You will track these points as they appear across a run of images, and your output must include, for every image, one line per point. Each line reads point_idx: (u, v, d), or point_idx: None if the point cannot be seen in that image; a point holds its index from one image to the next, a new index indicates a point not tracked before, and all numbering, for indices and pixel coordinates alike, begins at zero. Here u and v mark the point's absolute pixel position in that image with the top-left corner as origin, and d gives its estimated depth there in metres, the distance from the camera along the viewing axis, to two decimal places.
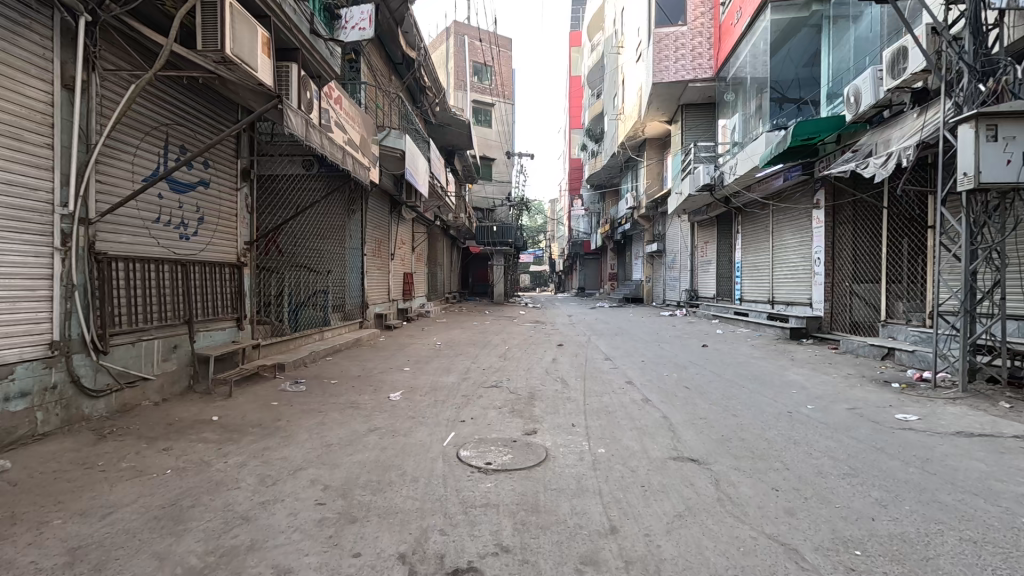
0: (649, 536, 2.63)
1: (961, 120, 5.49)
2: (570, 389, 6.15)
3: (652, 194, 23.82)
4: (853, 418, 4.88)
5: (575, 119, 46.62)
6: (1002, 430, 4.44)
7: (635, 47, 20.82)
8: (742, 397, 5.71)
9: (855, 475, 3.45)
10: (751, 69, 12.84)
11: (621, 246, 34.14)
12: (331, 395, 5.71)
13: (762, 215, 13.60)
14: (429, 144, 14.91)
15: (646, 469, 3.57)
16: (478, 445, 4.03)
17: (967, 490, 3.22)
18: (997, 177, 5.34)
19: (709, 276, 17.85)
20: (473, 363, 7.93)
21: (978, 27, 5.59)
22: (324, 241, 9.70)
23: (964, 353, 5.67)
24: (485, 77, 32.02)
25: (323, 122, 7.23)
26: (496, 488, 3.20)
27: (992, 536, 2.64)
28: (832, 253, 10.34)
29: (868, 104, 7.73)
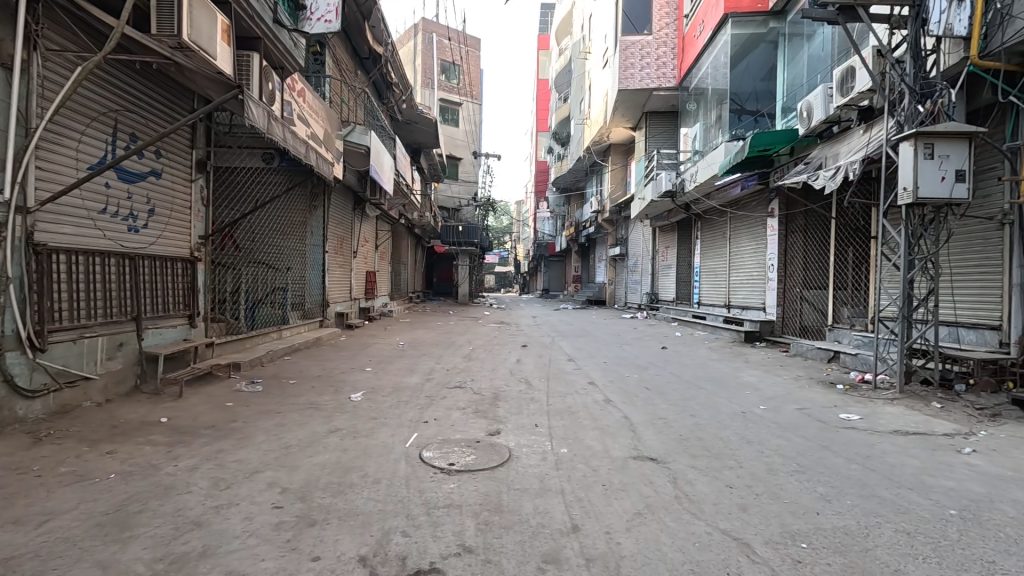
0: (610, 534, 2.68)
1: (902, 138, 5.87)
2: (534, 390, 6.21)
3: (616, 198, 24.33)
4: (802, 417, 5.13)
5: (543, 122, 47.04)
6: (934, 429, 4.77)
7: (602, 53, 21.19)
8: (699, 398, 5.91)
9: (803, 472, 3.64)
10: (713, 81, 13.28)
11: (585, 249, 34.64)
12: (290, 395, 5.56)
13: (720, 222, 14.10)
14: (395, 141, 14.71)
15: (607, 468, 3.64)
16: (441, 445, 4.02)
17: (902, 485, 3.44)
18: (934, 193, 5.72)
19: (669, 279, 18.34)
20: (437, 364, 7.88)
21: (918, 52, 5.99)
22: (285, 238, 9.44)
23: (901, 356, 6.07)
24: (453, 76, 31.83)
25: (286, 114, 7.03)
26: (460, 488, 3.20)
27: (924, 527, 2.83)
28: (784, 260, 10.83)
29: (819, 119, 8.15)
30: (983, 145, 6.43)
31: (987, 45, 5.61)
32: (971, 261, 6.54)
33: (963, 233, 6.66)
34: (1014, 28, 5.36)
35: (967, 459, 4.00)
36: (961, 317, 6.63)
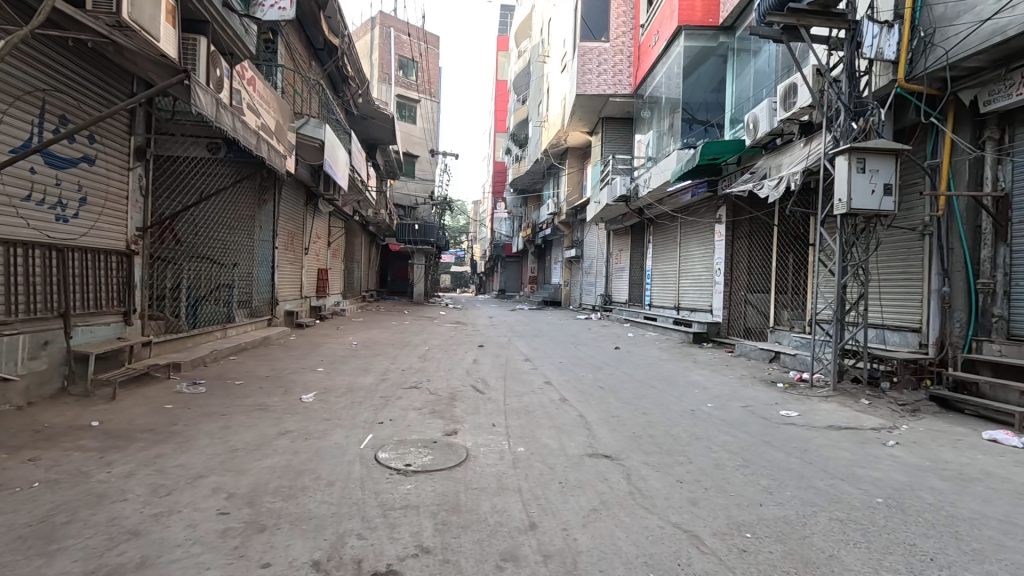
0: (567, 530, 2.73)
1: (838, 152, 6.26)
2: (490, 390, 6.21)
3: (573, 201, 24.73)
4: (747, 415, 5.39)
5: (501, 123, 47.20)
6: (863, 424, 5.13)
7: (560, 58, 21.52)
8: (651, 397, 6.09)
9: (748, 466, 3.82)
10: (666, 90, 13.71)
11: (541, 250, 34.98)
12: (236, 397, 5.31)
13: (671, 227, 14.60)
14: (350, 136, 14.32)
15: (563, 466, 3.70)
16: (397, 446, 3.95)
17: (835, 476, 3.68)
18: (864, 205, 6.14)
19: (623, 282, 18.79)
20: (393, 364, 7.75)
21: (852, 73, 6.42)
22: (231, 232, 9.01)
23: (835, 356, 6.48)
24: (411, 73, 31.40)
25: (234, 103, 6.71)
26: (417, 489, 3.16)
27: (855, 515, 3.04)
28: (730, 265, 11.34)
29: (764, 131, 8.57)
30: (907, 161, 6.97)
31: (912, 70, 6.13)
32: (896, 269, 7.09)
33: (890, 242, 7.19)
34: (935, 56, 5.91)
35: (891, 451, 4.33)
36: (887, 320, 7.17)
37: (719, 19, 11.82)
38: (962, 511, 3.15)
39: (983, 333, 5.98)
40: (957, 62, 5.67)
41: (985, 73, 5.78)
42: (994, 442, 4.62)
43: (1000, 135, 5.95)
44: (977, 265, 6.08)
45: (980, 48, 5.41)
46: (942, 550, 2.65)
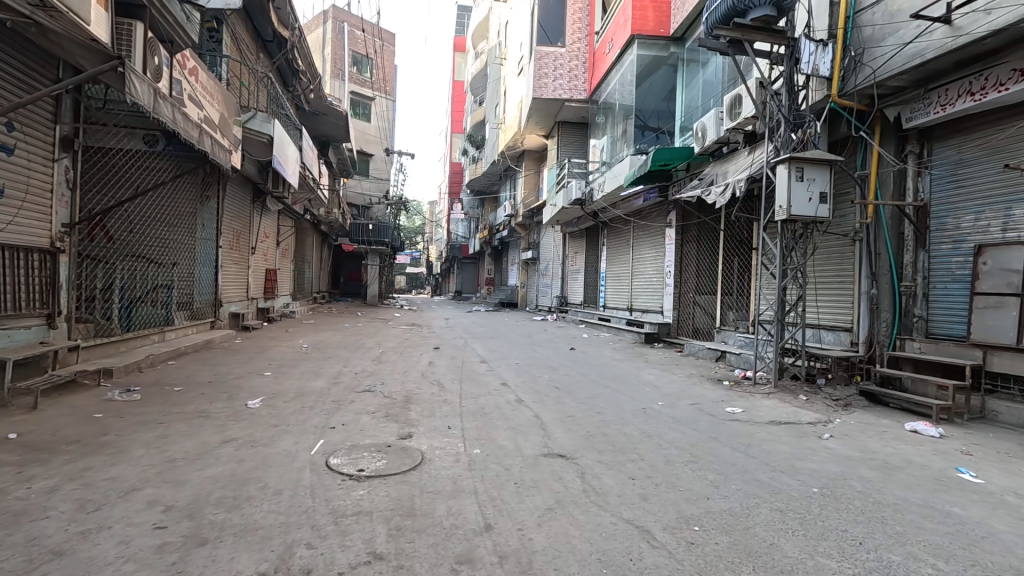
0: (522, 530, 2.74)
1: (779, 161, 6.61)
2: (446, 392, 6.16)
3: (529, 203, 24.92)
4: (695, 412, 5.60)
5: (457, 124, 46.90)
6: (801, 418, 5.43)
7: (517, 61, 21.65)
8: (605, 396, 6.21)
9: (696, 462, 3.96)
10: (620, 97, 14.04)
11: (498, 252, 35.03)
12: (174, 404, 5.02)
13: (624, 230, 14.97)
14: (301, 132, 13.85)
15: (519, 467, 3.70)
16: (350, 451, 3.85)
17: (776, 468, 3.88)
18: (802, 211, 6.50)
19: (578, 284, 19.09)
20: (345, 367, 7.54)
21: (791, 86, 6.79)
22: (169, 229, 8.50)
23: (776, 355, 6.82)
24: (365, 70, 30.77)
25: (175, 93, 6.37)
26: (370, 494, 3.09)
27: (794, 505, 3.21)
28: (680, 268, 11.75)
29: (711, 139, 8.94)
30: (840, 171, 7.44)
31: (844, 86, 6.56)
32: (831, 272, 7.55)
33: (825, 247, 7.66)
34: (863, 74, 6.34)
35: (826, 444, 4.60)
36: (823, 321, 7.62)
37: (670, 29, 12.32)
38: (889, 497, 3.39)
39: (906, 332, 6.45)
40: (882, 81, 6.12)
41: (906, 92, 6.26)
42: (915, 432, 5.01)
43: (920, 150, 6.46)
44: (901, 269, 6.57)
45: (902, 70, 5.86)
46: (869, 534, 2.84)
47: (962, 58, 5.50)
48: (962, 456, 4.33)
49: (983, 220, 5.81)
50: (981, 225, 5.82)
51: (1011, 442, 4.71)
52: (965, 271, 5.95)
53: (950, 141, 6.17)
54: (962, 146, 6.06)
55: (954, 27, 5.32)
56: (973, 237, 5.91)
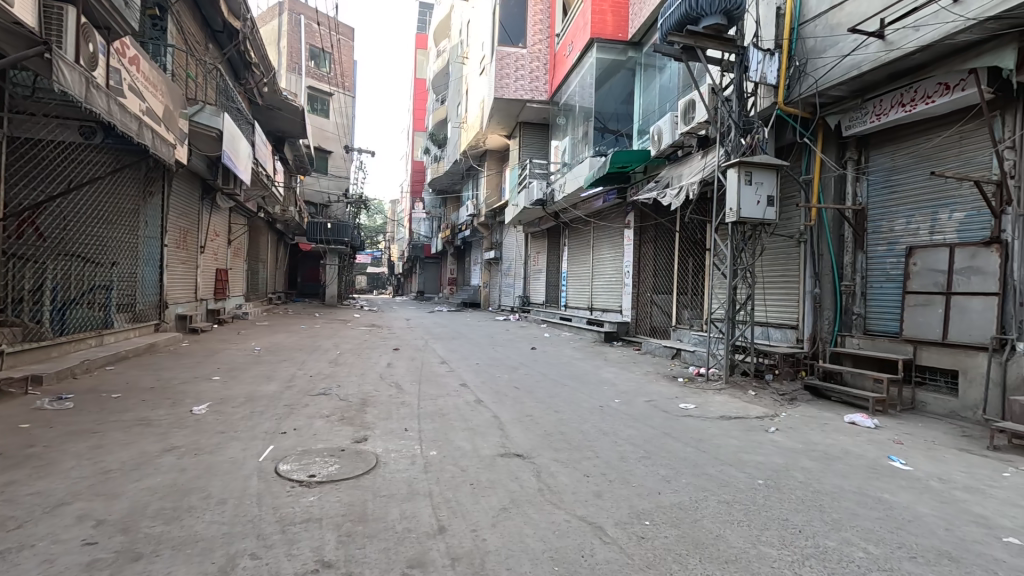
0: (476, 531, 2.74)
1: (729, 165, 6.85)
2: (404, 394, 6.08)
3: (491, 203, 24.93)
4: (650, 409, 5.74)
5: (419, 122, 46.32)
6: (749, 413, 5.66)
7: (479, 61, 21.60)
8: (564, 395, 6.29)
9: (649, 457, 4.06)
10: (580, 99, 14.21)
11: (460, 252, 34.85)
12: (112, 411, 4.74)
13: (584, 230, 15.19)
14: (254, 127, 13.34)
15: (476, 468, 3.69)
16: (301, 457, 3.74)
17: (724, 461, 4.02)
18: (750, 214, 6.76)
19: (540, 283, 19.24)
20: (300, 369, 7.34)
21: (741, 93, 7.05)
22: (108, 227, 8.02)
23: (727, 352, 7.07)
24: (324, 64, 30.00)
25: (112, 83, 6.02)
26: (320, 501, 3.01)
27: (740, 497, 3.33)
28: (638, 268, 12.01)
29: (667, 143, 9.17)
30: (786, 176, 7.78)
31: (789, 94, 6.87)
32: (778, 273, 7.89)
33: (773, 248, 7.99)
34: (806, 83, 6.66)
35: (772, 437, 4.80)
36: (770, 318, 7.96)
37: (628, 34, 12.57)
38: (827, 486, 3.57)
39: (846, 329, 6.82)
40: (825, 90, 6.43)
41: (845, 102, 6.61)
42: (853, 424, 5.30)
43: (858, 156, 6.83)
44: (841, 269, 6.93)
45: (841, 80, 6.19)
46: (808, 522, 2.98)
47: (894, 71, 5.85)
48: (894, 446, 4.60)
49: (914, 224, 6.19)
50: (912, 228, 6.20)
51: (938, 432, 5.05)
52: (899, 271, 6.32)
53: (885, 148, 6.54)
54: (894, 154, 6.44)
55: (887, 42, 5.65)
56: (905, 240, 6.29)
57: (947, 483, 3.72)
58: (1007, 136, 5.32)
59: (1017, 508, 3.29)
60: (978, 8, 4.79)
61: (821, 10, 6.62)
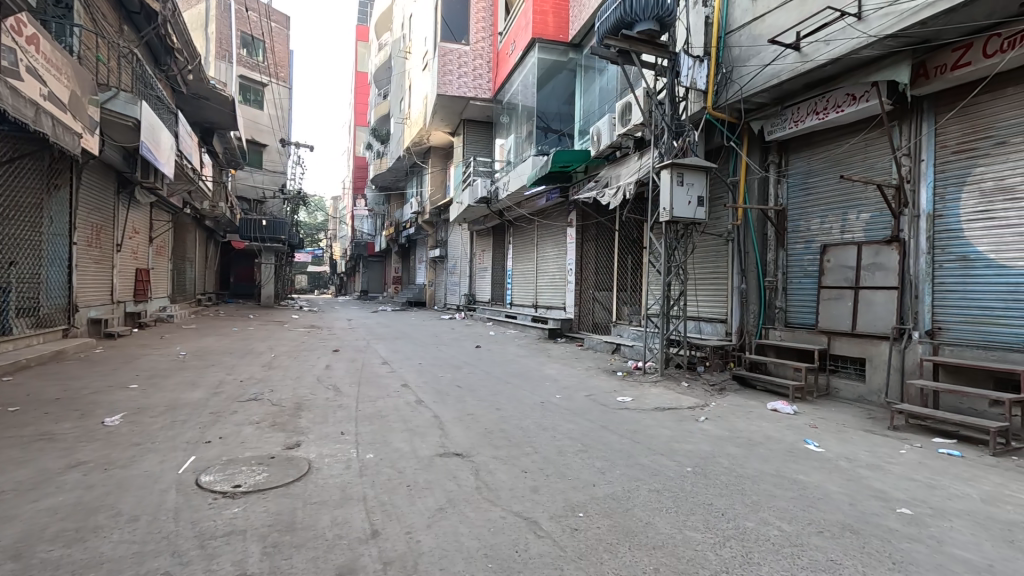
0: (410, 533, 2.70)
1: (663, 167, 7.12)
2: (342, 396, 5.90)
3: (436, 201, 24.66)
4: (589, 403, 5.88)
5: (361, 117, 45.05)
6: (682, 403, 5.92)
7: (421, 56, 21.26)
8: (506, 392, 6.33)
9: (586, 451, 4.16)
10: (523, 98, 14.33)
11: (405, 250, 34.25)
12: (8, 427, 4.29)
13: (528, 229, 15.33)
14: (177, 117, 12.49)
15: (413, 469, 3.64)
16: (225, 467, 3.55)
17: (656, 451, 4.19)
18: (682, 213, 7.06)
19: (485, 282, 19.26)
20: (229, 374, 6.97)
21: (673, 97, 7.33)
22: (3, 222, 7.26)
23: (662, 346, 7.37)
24: (257, 53, 28.54)
25: (5, 65, 5.46)
26: (245, 511, 2.86)
27: (670, 485, 3.47)
28: (580, 266, 12.27)
29: (606, 144, 9.41)
30: (715, 178, 8.17)
31: (718, 100, 7.22)
32: (708, 269, 8.30)
33: (704, 246, 8.40)
34: (732, 90, 7.04)
35: (702, 426, 5.05)
36: (702, 313, 8.36)
37: (568, 36, 12.81)
38: (748, 470, 3.79)
39: (769, 322, 7.29)
40: (749, 96, 6.81)
41: (767, 108, 7.04)
42: (775, 411, 5.67)
43: (778, 160, 7.29)
44: (765, 266, 7.39)
45: (763, 88, 6.58)
46: (730, 506, 3.16)
47: (809, 81, 6.28)
48: (810, 430, 4.97)
49: (827, 224, 6.67)
50: (826, 228, 6.69)
51: (848, 415, 5.48)
52: (814, 267, 6.81)
53: (802, 153, 7.02)
54: (810, 159, 6.91)
55: (803, 54, 6.06)
56: (819, 238, 6.77)
57: (853, 462, 4.05)
58: (904, 144, 5.84)
59: (911, 482, 3.63)
60: (878, 26, 5.22)
61: (745, 21, 7.01)
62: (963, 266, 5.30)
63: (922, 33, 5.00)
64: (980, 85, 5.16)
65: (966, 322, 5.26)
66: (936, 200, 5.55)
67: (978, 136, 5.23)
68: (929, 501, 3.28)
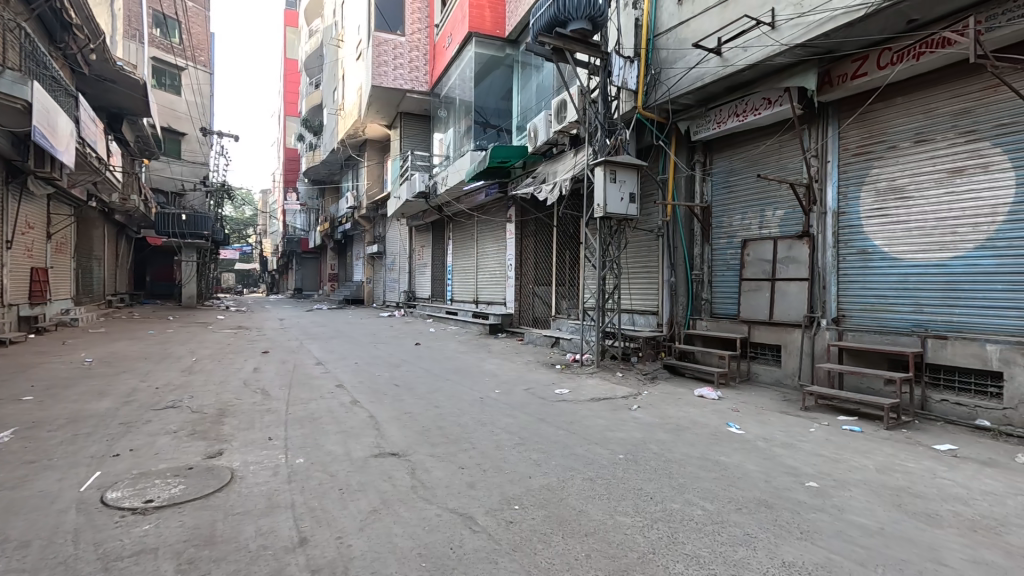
0: (341, 538, 2.62)
1: (597, 164, 7.30)
2: (271, 400, 5.63)
3: (373, 195, 23.99)
4: (528, 396, 5.95)
5: (292, 106, 42.88)
6: (616, 393, 6.14)
7: (355, 45, 20.56)
8: (444, 389, 6.28)
9: (523, 443, 4.21)
10: (461, 93, 14.21)
11: (341, 246, 33.14)
12: None
13: (468, 224, 15.26)
14: (79, 100, 11.37)
15: (347, 471, 3.53)
16: (136, 481, 3.28)
17: (590, 441, 4.32)
18: (616, 209, 7.28)
19: (425, 278, 18.99)
20: (144, 381, 6.45)
21: (605, 97, 7.51)
22: None
23: (598, 338, 7.58)
24: (172, 33, 26.48)
25: None
26: (158, 528, 2.66)
27: (603, 472, 3.58)
28: (520, 261, 12.37)
29: (543, 140, 9.52)
30: (646, 175, 8.50)
31: (647, 100, 7.49)
32: (640, 263, 8.61)
33: (636, 241, 8.71)
34: (660, 91, 7.33)
35: (635, 414, 5.25)
36: (635, 306, 8.68)
37: (505, 31, 12.83)
38: (676, 454, 3.99)
39: (696, 313, 7.68)
40: (676, 97, 7.10)
41: (693, 110, 7.39)
42: (701, 397, 5.99)
43: (703, 159, 7.68)
44: (692, 260, 7.78)
45: (688, 90, 6.89)
46: (658, 489, 3.30)
47: (731, 85, 6.63)
48: (732, 413, 5.30)
49: (747, 220, 7.11)
50: (745, 224, 7.12)
51: (766, 399, 5.89)
52: (735, 261, 7.24)
53: (724, 153, 7.42)
54: (731, 159, 7.33)
55: (724, 58, 6.39)
56: (740, 233, 7.20)
57: (770, 441, 4.36)
58: (813, 146, 6.32)
59: (819, 457, 3.95)
60: (789, 36, 5.61)
61: (672, 24, 7.31)
62: (863, 259, 5.82)
63: (827, 43, 5.43)
64: (874, 94, 5.67)
65: (865, 310, 5.80)
66: (840, 198, 6.05)
67: (874, 140, 5.75)
68: (833, 474, 3.60)
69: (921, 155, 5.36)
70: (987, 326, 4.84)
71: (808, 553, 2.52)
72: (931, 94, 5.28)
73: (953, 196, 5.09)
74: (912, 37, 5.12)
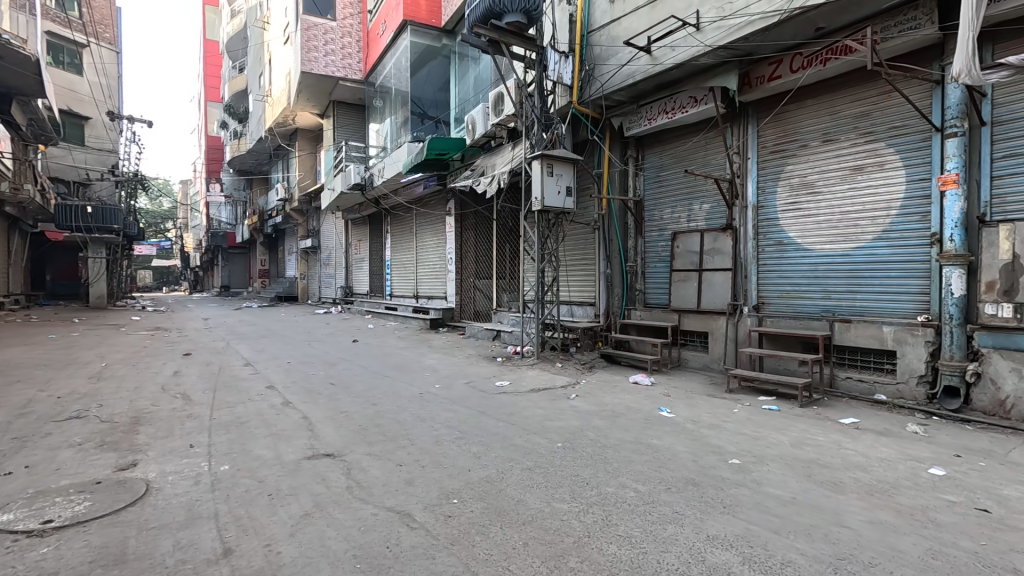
0: (270, 545, 2.50)
1: (534, 158, 7.36)
2: (194, 404, 5.27)
3: (306, 187, 22.98)
4: (468, 390, 5.94)
5: (213, 91, 40.05)
6: (556, 383, 6.25)
7: (282, 28, 19.55)
8: (382, 386, 6.14)
9: (463, 437, 4.19)
10: (397, 82, 13.84)
11: (272, 241, 31.51)
12: None
13: (406, 217, 14.95)
14: None
15: (277, 476, 3.38)
16: (32, 501, 2.97)
17: (529, 431, 4.38)
18: (553, 203, 7.38)
19: (362, 273, 18.43)
20: (43, 391, 5.83)
21: (541, 91, 7.58)
22: None
23: (537, 330, 7.69)
24: (69, 5, 23.80)
25: None
26: (58, 550, 2.42)
27: (542, 461, 3.64)
28: (460, 254, 12.28)
29: (480, 133, 9.49)
30: (583, 169, 8.68)
31: (582, 96, 7.63)
32: (578, 256, 8.80)
33: (574, 234, 8.88)
34: (594, 87, 7.48)
35: (573, 403, 5.37)
36: (573, 297, 8.87)
37: (441, 21, 12.65)
38: (611, 440, 4.13)
39: (631, 303, 7.96)
40: (609, 93, 7.28)
41: (625, 106, 7.62)
42: (636, 383, 6.25)
43: (635, 154, 7.93)
44: (626, 252, 8.04)
45: (620, 86, 7.07)
46: (593, 475, 3.40)
47: (660, 83, 6.87)
48: (663, 398, 5.55)
49: (676, 214, 7.43)
50: (675, 217, 7.44)
51: (695, 383, 6.23)
52: (666, 252, 7.56)
53: (655, 149, 7.70)
54: (661, 155, 7.62)
55: (653, 57, 6.61)
56: (670, 226, 7.53)
57: (697, 423, 4.61)
58: (734, 143, 6.68)
59: (741, 436, 4.22)
60: (712, 38, 5.88)
61: (604, 21, 7.47)
62: (780, 250, 6.26)
63: (747, 46, 5.74)
64: (787, 96, 6.08)
65: (781, 297, 6.24)
66: (759, 193, 6.46)
67: (788, 140, 6.17)
68: (752, 450, 3.86)
69: (828, 154, 5.81)
70: (883, 310, 5.35)
71: (730, 526, 2.68)
72: (835, 97, 5.72)
73: (854, 193, 5.57)
74: (819, 44, 5.53)
